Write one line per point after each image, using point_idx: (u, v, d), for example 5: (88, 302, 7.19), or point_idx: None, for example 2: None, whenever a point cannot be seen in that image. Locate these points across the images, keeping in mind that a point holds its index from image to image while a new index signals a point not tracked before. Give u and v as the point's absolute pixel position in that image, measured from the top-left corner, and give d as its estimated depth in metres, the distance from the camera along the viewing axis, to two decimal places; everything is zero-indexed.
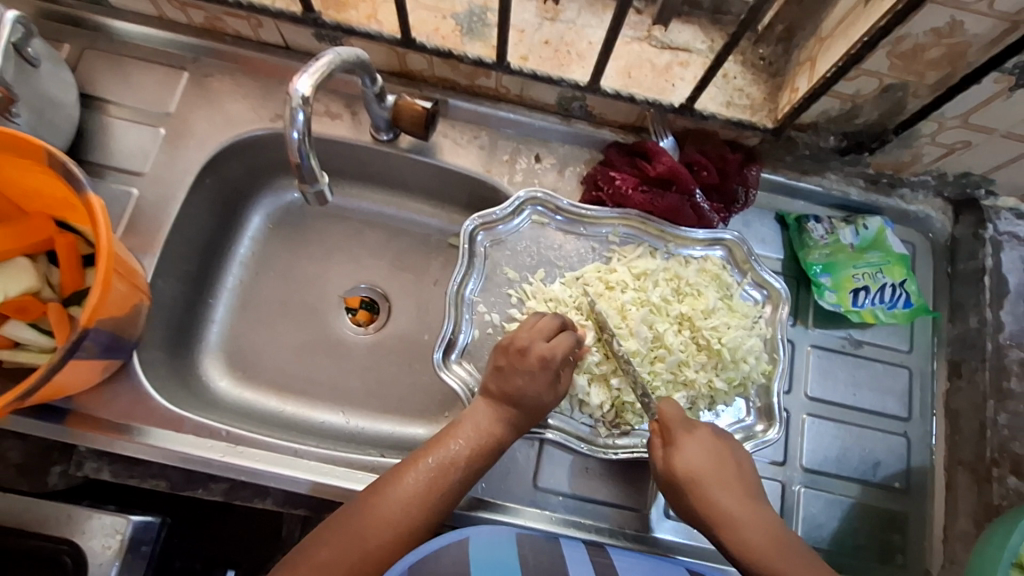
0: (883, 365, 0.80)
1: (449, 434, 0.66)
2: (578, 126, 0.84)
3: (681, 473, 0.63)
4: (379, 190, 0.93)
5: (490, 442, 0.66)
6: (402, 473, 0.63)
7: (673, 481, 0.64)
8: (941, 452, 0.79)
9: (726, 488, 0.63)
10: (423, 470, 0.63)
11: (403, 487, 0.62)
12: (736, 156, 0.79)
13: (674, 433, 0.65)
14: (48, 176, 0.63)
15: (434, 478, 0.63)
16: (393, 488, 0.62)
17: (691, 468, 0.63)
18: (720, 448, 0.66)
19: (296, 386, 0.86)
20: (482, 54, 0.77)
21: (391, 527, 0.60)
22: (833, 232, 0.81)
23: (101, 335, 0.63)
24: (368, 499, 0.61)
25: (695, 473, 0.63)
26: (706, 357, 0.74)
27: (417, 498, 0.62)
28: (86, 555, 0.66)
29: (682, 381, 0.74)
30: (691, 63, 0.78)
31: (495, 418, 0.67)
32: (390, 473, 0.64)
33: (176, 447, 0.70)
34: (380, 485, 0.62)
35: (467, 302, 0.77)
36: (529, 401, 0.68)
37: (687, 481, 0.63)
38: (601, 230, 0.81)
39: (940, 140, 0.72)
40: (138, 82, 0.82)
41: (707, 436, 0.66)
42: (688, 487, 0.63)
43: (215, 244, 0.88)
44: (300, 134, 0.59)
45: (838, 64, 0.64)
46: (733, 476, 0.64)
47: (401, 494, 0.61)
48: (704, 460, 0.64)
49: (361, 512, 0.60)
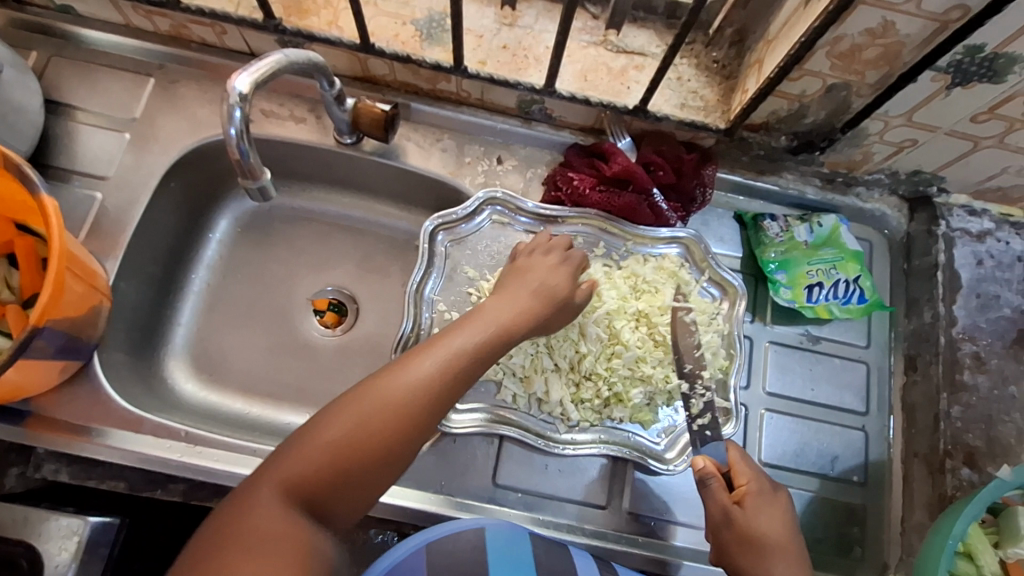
0: (840, 360, 0.81)
1: (428, 347, 0.59)
2: (539, 129, 0.85)
3: (755, 533, 0.62)
4: (347, 193, 0.94)
5: (454, 367, 0.58)
6: (374, 387, 0.55)
7: (745, 537, 0.62)
8: (898, 446, 0.80)
9: (792, 560, 0.62)
10: (398, 385, 0.55)
11: (374, 403, 0.54)
12: (691, 156, 0.80)
13: (751, 492, 0.64)
14: (6, 179, 0.64)
15: (410, 392, 0.55)
16: (367, 400, 0.54)
17: (765, 533, 0.62)
18: (789, 518, 0.65)
19: (262, 389, 0.87)
20: (440, 59, 0.78)
21: (359, 449, 0.53)
22: (788, 229, 0.82)
23: (57, 335, 0.63)
24: (336, 415, 0.54)
25: (767, 538, 0.62)
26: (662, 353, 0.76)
27: (392, 416, 0.54)
28: (41, 556, 0.66)
29: (640, 376, 0.75)
30: (646, 67, 0.80)
31: (462, 343, 0.60)
32: (360, 387, 0.56)
33: (134, 447, 0.70)
34: (343, 404, 0.54)
35: (426, 301, 0.78)
36: (521, 328, 0.65)
37: (756, 543, 0.62)
38: (563, 230, 0.82)
39: (887, 138, 0.74)
40: (105, 88, 0.84)
41: (784, 507, 0.65)
42: (756, 550, 0.62)
43: (182, 247, 0.89)
44: (237, 131, 0.60)
45: (781, 64, 0.66)
46: (797, 546, 0.63)
47: (351, 424, 0.53)
48: (775, 528, 0.63)
49: (327, 434, 0.53)
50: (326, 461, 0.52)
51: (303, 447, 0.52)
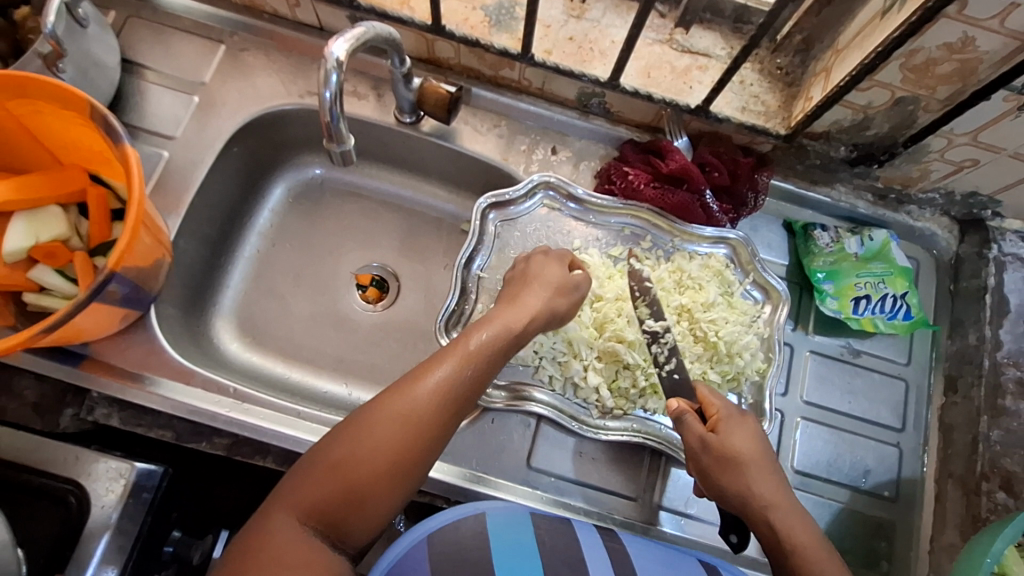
0: (880, 375, 0.81)
1: (443, 356, 0.58)
2: (596, 122, 0.86)
3: (729, 452, 0.64)
4: (398, 172, 0.96)
5: (486, 365, 0.59)
6: (395, 402, 0.54)
7: (723, 459, 0.64)
8: (932, 465, 0.79)
9: (769, 474, 0.64)
10: (414, 406, 0.54)
11: (395, 417, 0.54)
12: (748, 160, 0.81)
13: (721, 415, 0.66)
14: (89, 129, 0.66)
15: (428, 412, 0.55)
16: (380, 423, 0.53)
17: (740, 450, 0.64)
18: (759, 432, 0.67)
19: (303, 355, 0.89)
20: (508, 45, 0.80)
21: (380, 473, 0.52)
22: (838, 240, 0.82)
23: (125, 283, 0.66)
24: (350, 439, 0.53)
25: (744, 455, 0.64)
26: (702, 349, 0.76)
27: (412, 434, 0.54)
28: (90, 496, 0.68)
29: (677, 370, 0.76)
30: (710, 68, 0.80)
31: (492, 339, 0.60)
32: (369, 410, 0.54)
33: (184, 399, 0.72)
34: (356, 429, 0.53)
35: (473, 277, 0.80)
36: (529, 304, 0.66)
37: (735, 461, 0.63)
38: (612, 221, 0.83)
39: (948, 157, 0.74)
40: (177, 51, 0.86)
41: (756, 427, 0.67)
42: (737, 471, 0.63)
43: (237, 212, 0.91)
44: (331, 94, 0.61)
45: (852, 73, 0.66)
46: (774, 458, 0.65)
47: (391, 427, 0.53)
48: (749, 444, 0.65)
49: (346, 460, 0.52)
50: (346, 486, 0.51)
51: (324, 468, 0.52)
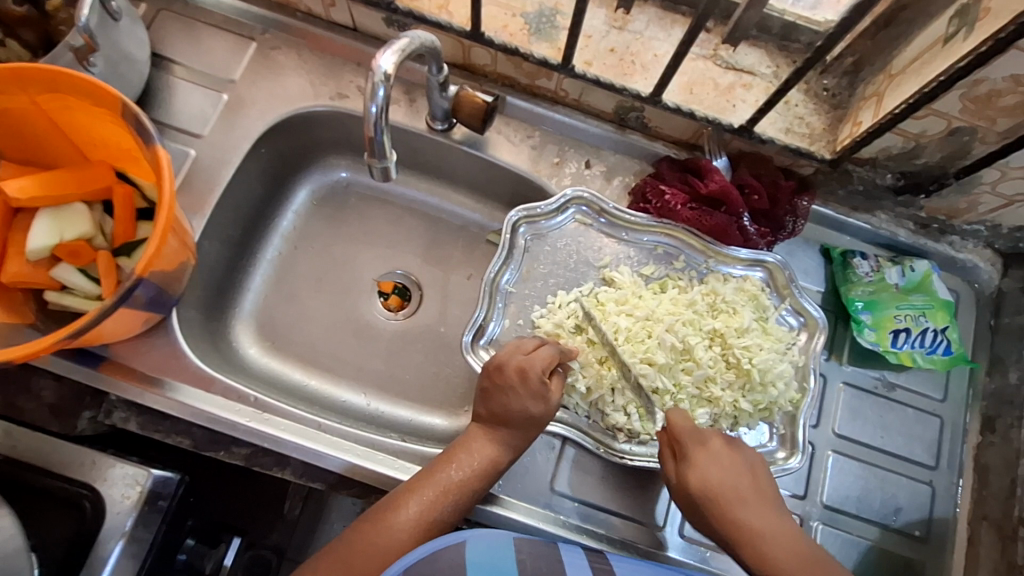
0: (914, 411, 0.79)
1: (448, 458, 0.67)
2: (632, 136, 0.84)
3: (694, 488, 0.64)
4: (425, 179, 0.94)
5: (488, 466, 0.67)
6: (401, 501, 0.64)
7: (689, 498, 0.65)
8: (965, 506, 0.77)
9: (752, 503, 0.63)
10: (422, 500, 0.64)
11: (401, 516, 0.63)
12: (789, 183, 0.78)
13: (687, 448, 0.66)
14: (120, 127, 0.65)
15: (433, 504, 0.64)
16: (394, 510, 0.63)
17: (704, 482, 0.64)
18: (735, 458, 0.67)
19: (323, 363, 0.87)
20: (548, 55, 0.77)
21: (389, 556, 0.61)
22: (878, 270, 0.80)
23: (150, 287, 0.64)
24: (364, 524, 0.63)
25: (711, 489, 0.64)
26: (734, 376, 0.73)
27: (419, 522, 0.63)
28: (105, 502, 0.67)
29: (707, 397, 0.73)
30: (754, 86, 0.78)
31: (491, 439, 0.68)
32: (386, 501, 0.65)
33: (204, 406, 0.71)
34: (374, 516, 0.63)
35: (501, 292, 0.78)
36: (517, 414, 0.68)
37: (702, 496, 0.64)
38: (644, 239, 0.81)
39: (1000, 190, 0.71)
40: (207, 47, 0.84)
41: (719, 450, 0.67)
42: (703, 504, 0.64)
43: (261, 213, 0.90)
44: (378, 108, 0.59)
45: (909, 101, 0.64)
46: (749, 487, 0.65)
47: (398, 523, 0.62)
48: (721, 475, 0.65)
49: (359, 539, 0.62)
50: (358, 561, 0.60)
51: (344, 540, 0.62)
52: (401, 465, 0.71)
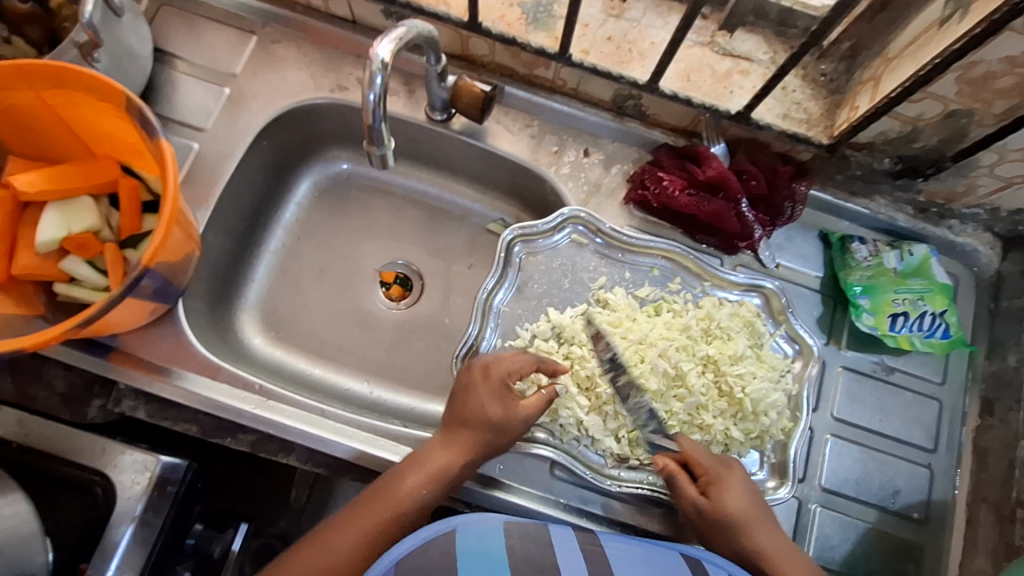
0: (912, 394, 0.80)
1: (399, 477, 0.66)
2: (630, 124, 0.84)
3: (726, 514, 0.66)
4: (426, 170, 0.95)
5: (444, 478, 0.66)
6: (342, 526, 0.63)
7: (717, 521, 0.66)
8: (964, 489, 0.77)
9: (767, 528, 0.67)
10: (365, 526, 0.63)
11: (342, 542, 0.62)
12: (786, 169, 0.79)
13: (715, 475, 0.68)
14: (123, 121, 0.66)
15: (376, 527, 0.63)
16: (342, 531, 0.63)
17: (738, 509, 0.67)
18: (749, 483, 0.69)
19: (327, 352, 0.89)
20: (545, 44, 0.78)
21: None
22: (876, 254, 0.80)
23: (156, 277, 0.65)
24: (314, 543, 0.62)
25: (741, 515, 0.66)
26: (726, 404, 0.74)
27: (358, 553, 0.62)
28: (115, 488, 0.68)
29: (699, 424, 0.73)
30: (751, 73, 0.78)
31: (448, 449, 0.67)
32: (327, 526, 0.64)
33: (211, 394, 0.72)
34: (313, 542, 0.63)
35: (495, 311, 0.78)
36: (477, 416, 0.67)
37: (734, 522, 0.66)
38: (640, 260, 0.81)
39: (998, 172, 0.71)
40: (209, 41, 0.85)
41: (744, 478, 0.69)
42: (729, 529, 0.66)
43: (264, 205, 0.91)
44: (376, 97, 0.60)
45: (904, 84, 0.64)
46: (765, 512, 0.68)
47: (340, 548, 0.62)
48: (745, 502, 0.67)
49: (293, 566, 0.61)
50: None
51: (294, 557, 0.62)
52: (404, 451, 0.72)
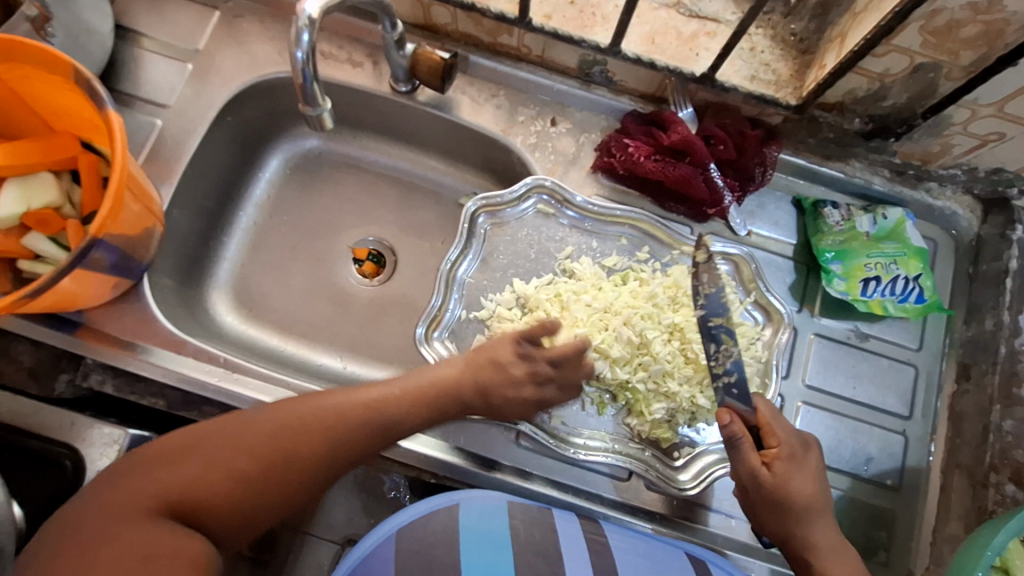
0: (887, 361, 0.78)
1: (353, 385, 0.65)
2: (598, 92, 0.82)
3: (787, 497, 0.63)
4: (396, 144, 0.94)
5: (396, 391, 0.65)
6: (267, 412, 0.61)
7: (778, 499, 0.63)
8: (939, 455, 0.76)
9: (824, 518, 0.64)
10: (296, 410, 0.61)
11: (271, 419, 0.60)
12: (755, 133, 0.77)
13: (786, 459, 0.64)
14: (75, 94, 0.66)
15: (313, 416, 0.61)
16: (279, 412, 0.60)
17: (801, 494, 0.63)
18: (815, 470, 0.65)
19: (298, 329, 0.88)
20: (505, 9, 0.76)
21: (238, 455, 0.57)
22: (849, 219, 0.79)
23: (111, 250, 0.65)
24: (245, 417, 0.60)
25: (804, 501, 0.63)
26: (692, 371, 0.73)
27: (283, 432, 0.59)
28: (84, 461, 0.69)
29: (664, 392, 0.72)
30: (718, 34, 0.76)
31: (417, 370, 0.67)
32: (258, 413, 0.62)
33: (177, 367, 0.72)
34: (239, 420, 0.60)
35: (458, 282, 0.77)
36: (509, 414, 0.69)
37: (796, 506, 0.63)
38: (609, 229, 0.80)
39: (971, 130, 0.69)
40: (171, 18, 0.84)
41: (816, 465, 0.66)
42: (782, 512, 0.63)
43: (234, 182, 0.91)
44: (304, 54, 0.60)
45: (867, 37, 0.62)
46: (823, 502, 0.65)
47: (265, 424, 0.59)
48: (809, 490, 0.64)
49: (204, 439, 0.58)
50: (205, 459, 0.57)
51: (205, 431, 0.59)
52: None
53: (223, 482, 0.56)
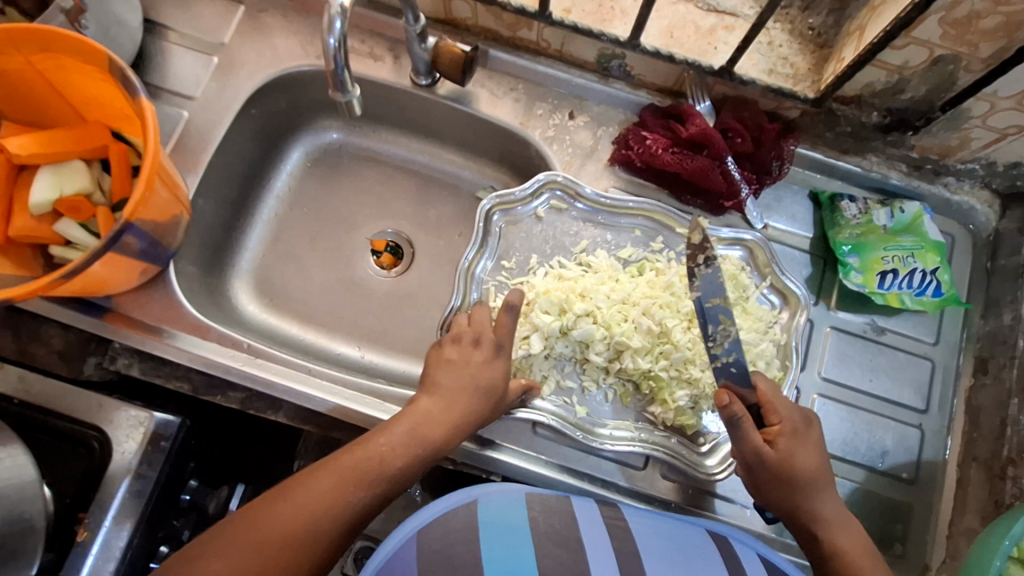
0: (904, 354, 0.78)
1: (390, 424, 0.62)
2: (616, 86, 0.83)
3: (791, 471, 0.64)
4: (414, 138, 0.96)
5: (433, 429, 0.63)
6: (323, 467, 0.58)
7: (781, 474, 0.64)
8: (955, 449, 0.76)
9: (829, 491, 0.65)
10: (348, 465, 0.58)
11: (330, 477, 0.57)
12: (773, 125, 0.77)
13: (785, 433, 0.65)
14: (109, 84, 0.67)
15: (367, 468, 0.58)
16: (322, 474, 0.57)
17: (805, 469, 0.64)
18: (818, 445, 0.66)
19: (318, 318, 0.90)
20: (525, 3, 0.77)
21: (312, 523, 0.54)
22: (866, 212, 0.79)
23: (141, 236, 0.67)
24: (287, 490, 0.56)
25: (807, 475, 0.64)
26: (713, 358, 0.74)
27: (341, 492, 0.56)
28: (111, 442, 0.70)
29: (686, 378, 0.73)
30: (736, 28, 0.77)
31: (442, 400, 0.65)
32: (310, 467, 0.58)
33: (202, 352, 0.74)
34: (295, 484, 0.56)
35: (476, 279, 0.78)
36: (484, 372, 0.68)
37: (801, 480, 0.64)
38: (622, 222, 0.81)
39: (990, 123, 0.69)
40: (198, 12, 0.86)
41: (818, 439, 0.66)
42: (787, 485, 0.64)
43: (256, 173, 0.93)
44: (336, 41, 0.62)
45: (886, 29, 0.62)
46: (827, 475, 0.65)
47: (330, 480, 0.57)
48: (813, 464, 0.64)
49: (272, 514, 0.54)
50: (272, 554, 0.52)
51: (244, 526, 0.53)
52: (389, 408, 0.74)
53: (307, 557, 0.53)
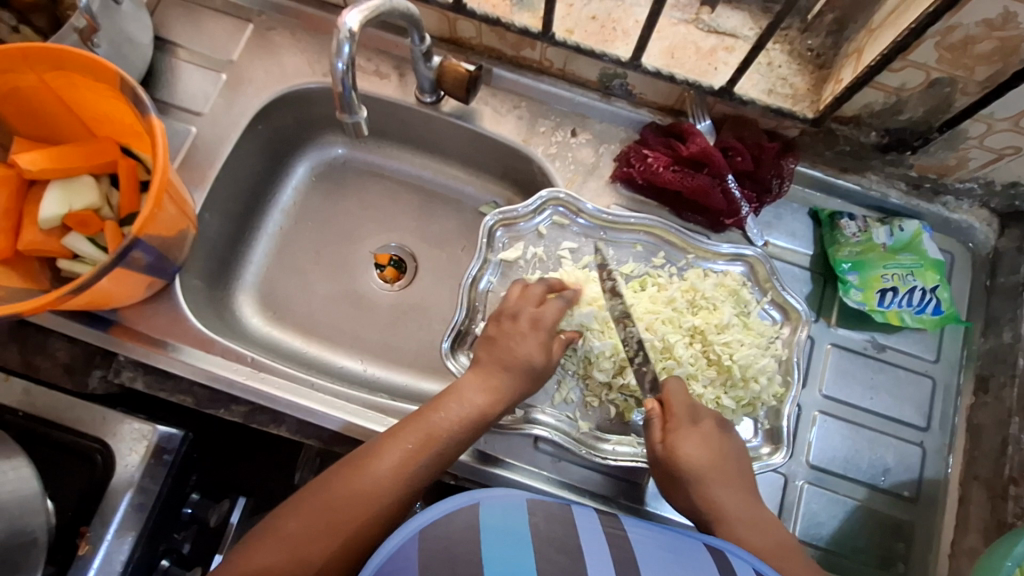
0: (904, 372, 0.78)
1: (444, 403, 0.66)
2: (618, 104, 0.85)
3: (679, 463, 0.64)
4: (418, 153, 0.97)
5: (478, 412, 0.66)
6: (382, 449, 0.61)
7: (672, 469, 0.65)
8: (957, 466, 0.76)
9: (725, 483, 0.64)
10: (404, 446, 0.61)
11: (386, 459, 0.60)
12: (773, 145, 0.78)
13: (676, 425, 0.66)
14: (120, 101, 0.69)
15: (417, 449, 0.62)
16: (381, 455, 0.61)
17: (692, 460, 0.64)
18: (714, 435, 0.67)
19: (321, 332, 0.90)
20: (529, 24, 0.79)
21: (370, 500, 0.58)
22: (866, 230, 0.80)
23: (149, 251, 0.68)
24: (351, 467, 0.60)
25: (695, 467, 0.64)
26: (715, 373, 0.74)
27: (396, 477, 0.60)
28: (114, 456, 0.71)
29: None
30: (736, 49, 0.78)
31: (485, 386, 0.67)
32: (368, 448, 0.62)
33: (205, 365, 0.75)
34: (353, 463, 0.61)
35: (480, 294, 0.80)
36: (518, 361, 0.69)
37: (689, 474, 0.64)
38: (624, 237, 0.82)
39: (987, 144, 0.70)
40: (208, 30, 0.88)
41: (709, 431, 0.67)
42: (685, 480, 0.64)
43: (262, 188, 0.94)
44: (344, 65, 0.63)
45: (884, 52, 0.63)
46: (727, 467, 0.65)
47: (383, 464, 0.60)
48: (699, 452, 0.65)
49: (337, 488, 0.59)
50: (337, 526, 0.57)
51: (272, 539, 0.56)
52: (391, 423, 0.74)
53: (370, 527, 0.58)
